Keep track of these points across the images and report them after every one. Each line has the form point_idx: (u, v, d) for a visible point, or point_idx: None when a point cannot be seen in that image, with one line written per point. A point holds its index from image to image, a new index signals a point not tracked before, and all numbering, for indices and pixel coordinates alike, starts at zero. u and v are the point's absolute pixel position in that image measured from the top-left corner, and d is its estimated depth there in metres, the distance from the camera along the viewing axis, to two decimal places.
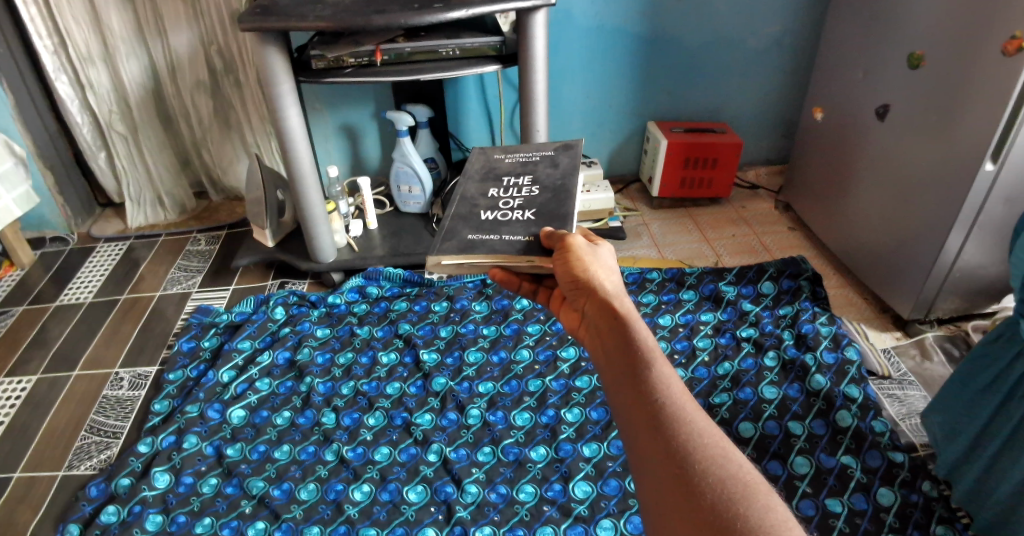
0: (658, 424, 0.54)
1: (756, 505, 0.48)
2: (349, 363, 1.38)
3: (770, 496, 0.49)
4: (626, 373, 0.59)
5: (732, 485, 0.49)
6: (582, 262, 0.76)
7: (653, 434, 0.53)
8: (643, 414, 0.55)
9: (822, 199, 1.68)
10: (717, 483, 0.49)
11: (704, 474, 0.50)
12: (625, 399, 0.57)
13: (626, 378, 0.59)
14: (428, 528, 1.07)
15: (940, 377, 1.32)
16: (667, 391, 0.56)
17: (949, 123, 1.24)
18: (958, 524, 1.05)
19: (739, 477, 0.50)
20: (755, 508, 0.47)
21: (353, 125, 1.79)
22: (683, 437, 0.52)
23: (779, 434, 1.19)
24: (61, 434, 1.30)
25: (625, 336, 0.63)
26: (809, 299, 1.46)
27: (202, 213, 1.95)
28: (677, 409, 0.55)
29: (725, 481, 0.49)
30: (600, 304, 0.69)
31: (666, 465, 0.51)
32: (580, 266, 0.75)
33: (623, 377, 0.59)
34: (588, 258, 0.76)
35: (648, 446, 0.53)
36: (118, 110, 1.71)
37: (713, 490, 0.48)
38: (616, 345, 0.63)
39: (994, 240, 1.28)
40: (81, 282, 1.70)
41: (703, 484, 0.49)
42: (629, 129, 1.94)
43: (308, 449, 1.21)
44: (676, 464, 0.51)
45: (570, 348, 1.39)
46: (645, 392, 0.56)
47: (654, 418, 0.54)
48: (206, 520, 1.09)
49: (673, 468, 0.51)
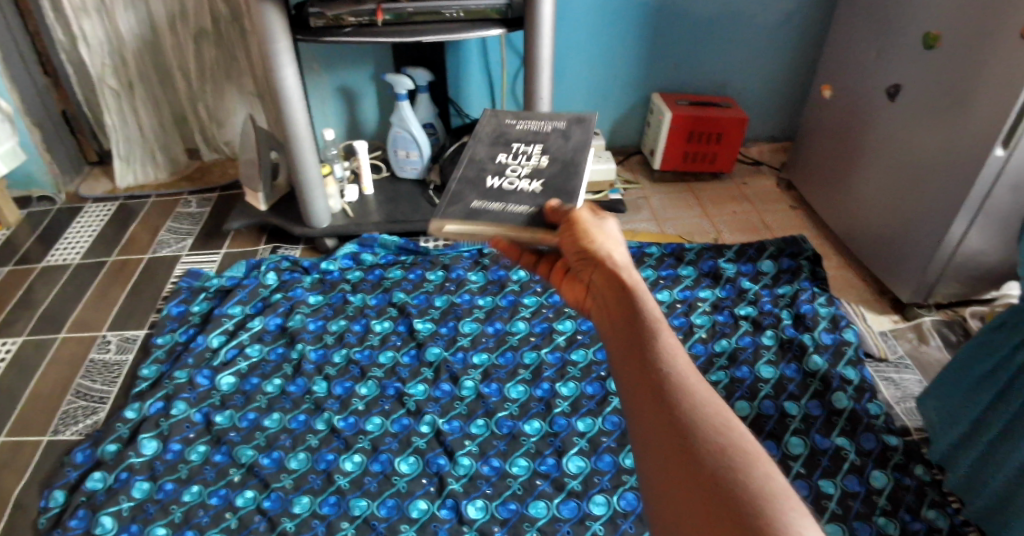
0: (658, 389, 0.49)
1: (757, 475, 0.43)
2: (341, 330, 1.35)
3: (771, 465, 0.45)
4: (627, 338, 0.55)
5: (733, 453, 0.45)
6: (589, 234, 0.72)
7: (653, 400, 0.49)
8: (644, 380, 0.50)
9: (827, 177, 1.65)
10: (717, 450, 0.45)
11: (705, 441, 0.45)
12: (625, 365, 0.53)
13: (628, 342, 0.54)
14: (419, 500, 1.06)
15: (937, 361, 1.31)
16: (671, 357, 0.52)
17: (963, 107, 1.22)
18: (948, 508, 1.06)
19: (741, 447, 0.45)
20: (760, 484, 0.43)
21: (351, 87, 1.75)
22: (685, 403, 0.48)
23: (775, 414, 1.18)
24: (47, 397, 1.28)
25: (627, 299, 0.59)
26: (808, 278, 1.44)
27: (195, 173, 1.90)
28: (682, 375, 0.50)
29: (728, 452, 0.45)
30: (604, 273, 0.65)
31: (665, 434, 0.46)
32: (587, 237, 0.71)
33: (625, 342, 0.55)
34: (595, 230, 0.72)
35: (647, 415, 0.48)
36: (112, 65, 1.65)
37: (716, 461, 0.44)
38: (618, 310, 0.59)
39: (998, 227, 1.27)
40: (69, 242, 1.67)
41: (703, 451, 0.45)
42: (632, 101, 1.91)
43: (299, 418, 1.19)
44: (675, 433, 0.46)
45: (567, 321, 1.37)
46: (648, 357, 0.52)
47: (654, 383, 0.49)
48: (194, 488, 1.08)
49: (673, 436, 0.46)
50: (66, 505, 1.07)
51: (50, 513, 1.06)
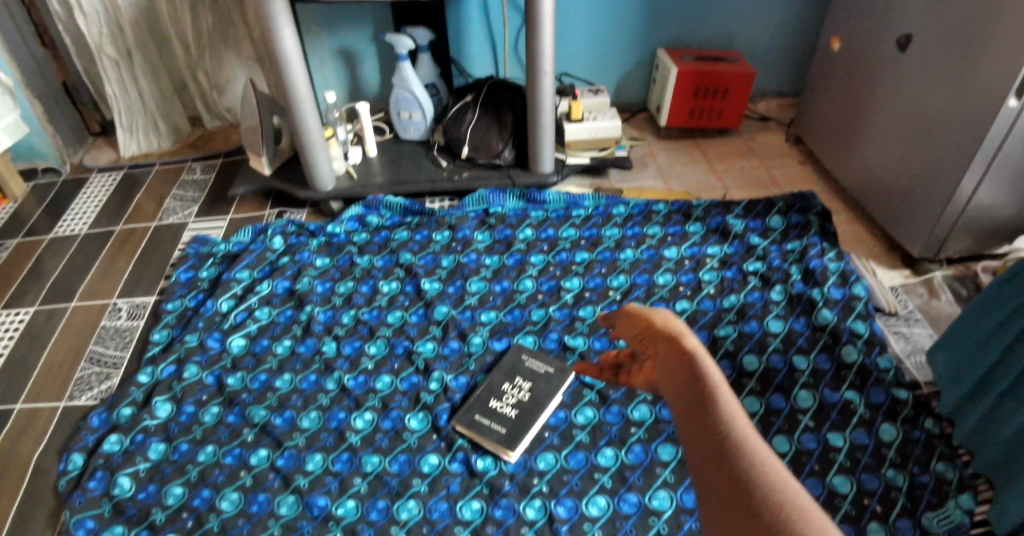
0: (697, 402, 0.55)
1: (812, 528, 0.45)
2: (349, 291, 1.36)
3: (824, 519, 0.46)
4: (677, 371, 0.60)
5: (790, 508, 0.46)
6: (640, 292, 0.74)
7: (690, 413, 0.55)
8: (684, 395, 0.57)
9: (836, 132, 1.63)
10: (775, 504, 0.46)
11: (765, 497, 0.47)
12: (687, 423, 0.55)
13: (672, 364, 0.61)
14: (430, 455, 1.08)
15: (948, 315, 1.31)
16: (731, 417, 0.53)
17: (977, 56, 1.19)
18: (958, 461, 1.06)
19: (796, 502, 0.47)
20: (784, 492, 0.47)
21: (351, 48, 1.73)
22: (745, 462, 0.49)
23: (783, 368, 1.18)
24: (61, 365, 1.30)
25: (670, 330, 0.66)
26: (817, 234, 1.43)
27: (198, 140, 1.90)
28: (719, 389, 0.56)
29: (785, 505, 0.46)
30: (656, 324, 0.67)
31: (702, 438, 0.53)
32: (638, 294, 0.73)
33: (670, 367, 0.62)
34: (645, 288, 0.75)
35: (686, 426, 0.55)
36: (109, 33, 1.64)
37: (774, 513, 0.46)
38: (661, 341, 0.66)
39: (1011, 180, 1.25)
40: (76, 213, 1.67)
41: (762, 505, 0.46)
42: (638, 56, 1.88)
43: (309, 378, 1.20)
44: (712, 438, 0.52)
45: (574, 279, 1.36)
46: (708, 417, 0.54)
47: (693, 396, 0.56)
48: (209, 448, 1.10)
49: (708, 441, 0.52)
50: (85, 467, 1.09)
51: (69, 476, 1.08)
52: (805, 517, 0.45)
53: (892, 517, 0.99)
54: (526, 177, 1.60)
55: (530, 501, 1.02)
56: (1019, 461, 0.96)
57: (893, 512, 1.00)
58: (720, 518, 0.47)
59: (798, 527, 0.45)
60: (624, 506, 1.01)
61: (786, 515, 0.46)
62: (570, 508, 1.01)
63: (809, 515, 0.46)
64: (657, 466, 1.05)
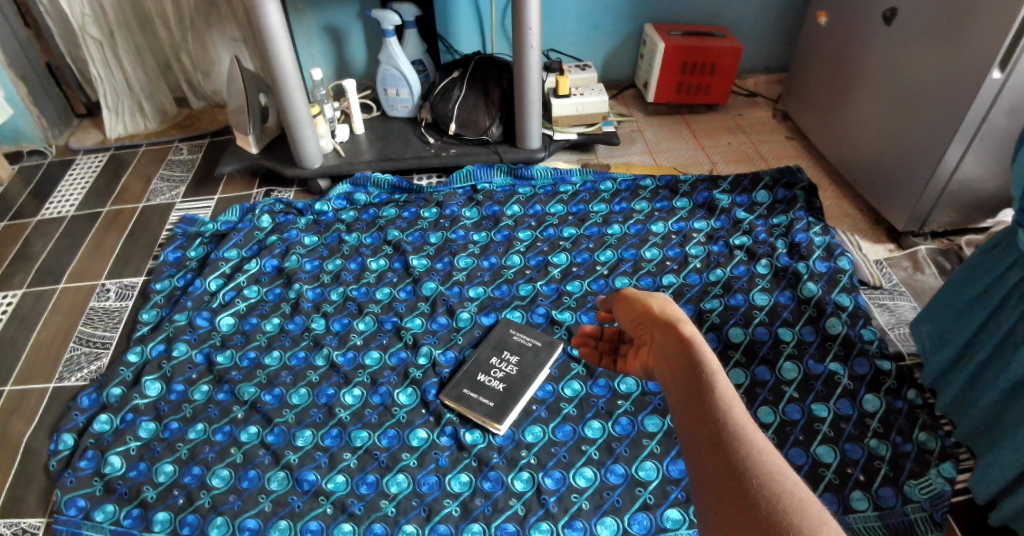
0: (696, 392, 0.56)
1: (809, 518, 0.46)
2: (337, 269, 1.36)
3: (823, 511, 0.47)
4: (677, 365, 0.60)
5: (787, 499, 0.47)
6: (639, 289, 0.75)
7: (688, 401, 0.56)
8: (682, 383, 0.58)
9: (823, 106, 1.63)
10: (772, 496, 0.47)
11: (761, 488, 0.48)
12: (685, 415, 0.55)
13: (671, 352, 0.62)
14: (419, 429, 1.09)
15: (931, 287, 1.32)
16: (729, 409, 0.54)
17: (960, 31, 1.19)
18: (941, 430, 1.07)
19: (793, 492, 0.48)
20: (780, 482, 0.48)
21: (337, 26, 1.72)
22: (743, 454, 0.50)
23: (769, 339, 1.20)
24: (50, 346, 1.29)
25: (668, 320, 0.67)
26: (804, 208, 1.44)
27: (184, 121, 1.89)
28: (717, 378, 0.57)
29: (781, 497, 0.48)
30: (658, 321, 0.68)
31: (699, 427, 0.53)
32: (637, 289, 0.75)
33: (668, 355, 0.63)
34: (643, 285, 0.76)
35: (683, 413, 0.56)
36: (92, 14, 1.62)
37: (771, 505, 0.47)
38: (659, 330, 0.67)
39: (994, 153, 1.26)
40: (63, 195, 1.66)
41: (759, 497, 0.47)
42: (625, 32, 1.88)
43: (299, 354, 1.20)
44: (708, 427, 0.53)
45: (561, 254, 1.37)
46: (707, 409, 0.54)
47: (691, 385, 0.57)
48: (199, 426, 1.10)
49: (705, 429, 0.53)
50: (76, 447, 1.09)
51: (60, 456, 1.08)
52: (801, 508, 0.47)
53: (874, 485, 1.01)
54: (513, 153, 1.60)
55: (517, 473, 1.03)
56: (1000, 430, 0.98)
57: (876, 480, 1.01)
58: (716, 507, 0.48)
59: (794, 518, 0.46)
60: (610, 476, 1.02)
61: (782, 506, 0.47)
62: (557, 479, 1.02)
63: (805, 507, 0.47)
64: (643, 437, 1.06)
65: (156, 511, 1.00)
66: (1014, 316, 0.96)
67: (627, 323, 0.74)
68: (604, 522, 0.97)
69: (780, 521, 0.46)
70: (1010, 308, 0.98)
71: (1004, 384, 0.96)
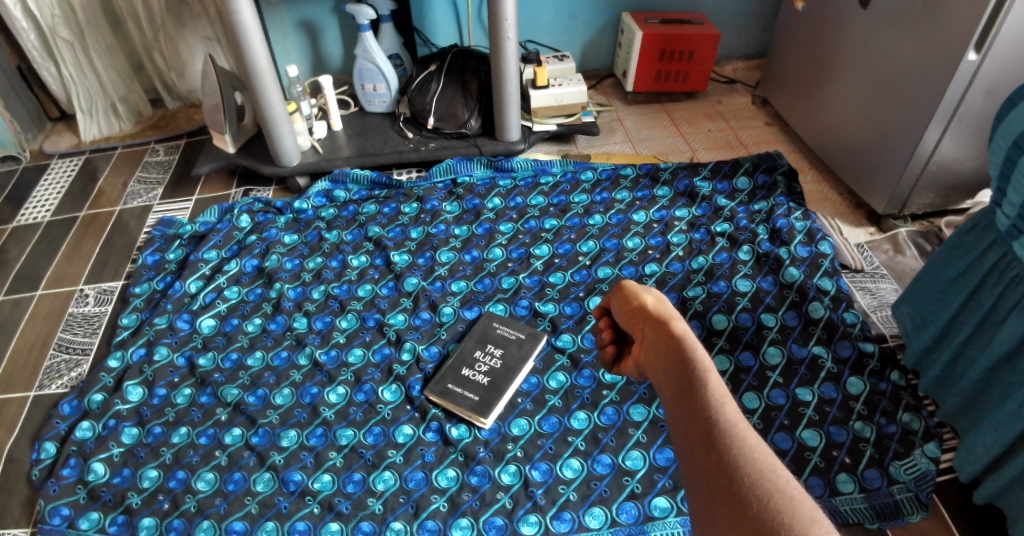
0: (687, 390, 0.56)
1: (800, 516, 0.45)
2: (318, 267, 1.35)
3: (815, 508, 0.46)
4: (671, 365, 0.59)
5: (777, 496, 0.46)
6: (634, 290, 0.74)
7: (681, 399, 0.55)
8: (674, 382, 0.58)
9: (801, 91, 1.64)
10: (763, 493, 0.47)
11: (753, 485, 0.47)
12: (678, 413, 0.55)
13: (665, 353, 0.62)
14: (404, 426, 1.08)
15: (912, 270, 1.33)
16: (722, 407, 0.53)
17: (937, 14, 1.19)
18: (924, 411, 1.08)
19: (785, 490, 0.47)
20: (772, 480, 0.48)
21: (312, 21, 1.70)
22: (735, 451, 0.50)
23: (752, 325, 1.20)
24: (29, 354, 1.27)
25: (661, 317, 0.67)
26: (784, 194, 1.45)
27: (159, 121, 1.87)
28: (709, 376, 0.56)
29: (772, 495, 0.47)
30: (653, 322, 0.67)
31: (691, 424, 0.53)
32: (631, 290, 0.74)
33: (660, 352, 0.63)
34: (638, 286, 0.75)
35: (675, 410, 0.55)
36: (62, 14, 1.60)
37: (762, 503, 0.46)
38: (652, 327, 0.67)
39: (971, 133, 1.26)
40: (39, 199, 1.63)
41: (750, 495, 0.47)
42: (602, 22, 1.87)
43: (281, 354, 1.19)
44: (700, 425, 0.52)
45: (543, 246, 1.37)
46: (698, 408, 0.54)
47: (684, 384, 0.56)
48: (183, 430, 1.09)
49: (697, 427, 0.52)
50: (58, 455, 1.07)
51: (43, 464, 1.06)
52: (793, 505, 0.46)
53: (859, 468, 1.01)
54: (492, 145, 1.60)
55: (504, 466, 1.02)
56: (981, 408, 0.98)
57: (861, 463, 1.02)
58: (709, 505, 0.48)
59: (785, 516, 0.45)
60: (597, 467, 1.02)
61: (774, 505, 0.46)
62: (544, 472, 1.01)
63: (797, 505, 0.46)
64: (630, 427, 1.06)
65: (141, 517, 0.99)
66: (995, 294, 0.96)
67: (620, 319, 0.74)
68: (592, 512, 0.97)
69: (773, 519, 0.45)
70: (989, 287, 0.98)
71: (984, 364, 0.97)
